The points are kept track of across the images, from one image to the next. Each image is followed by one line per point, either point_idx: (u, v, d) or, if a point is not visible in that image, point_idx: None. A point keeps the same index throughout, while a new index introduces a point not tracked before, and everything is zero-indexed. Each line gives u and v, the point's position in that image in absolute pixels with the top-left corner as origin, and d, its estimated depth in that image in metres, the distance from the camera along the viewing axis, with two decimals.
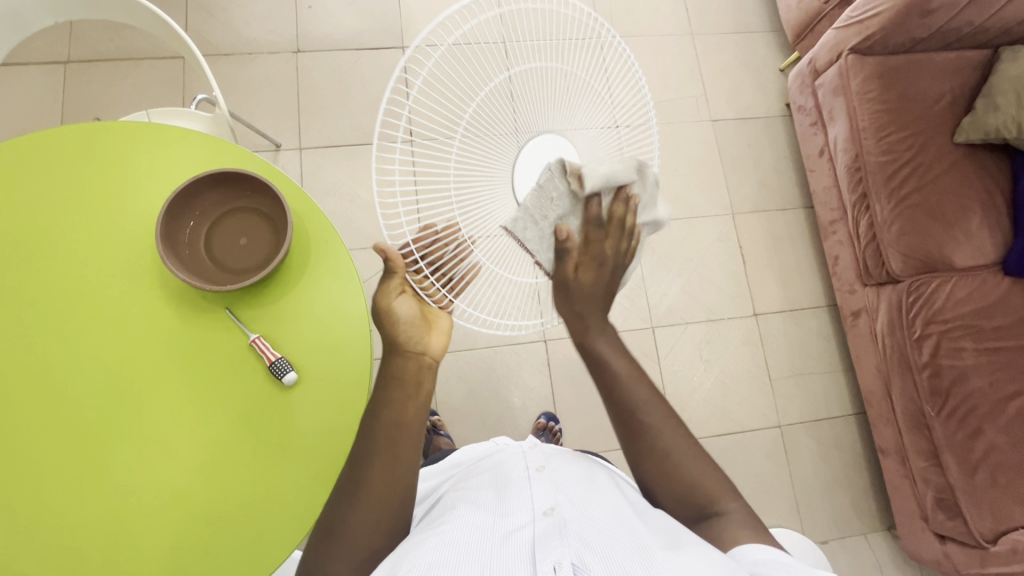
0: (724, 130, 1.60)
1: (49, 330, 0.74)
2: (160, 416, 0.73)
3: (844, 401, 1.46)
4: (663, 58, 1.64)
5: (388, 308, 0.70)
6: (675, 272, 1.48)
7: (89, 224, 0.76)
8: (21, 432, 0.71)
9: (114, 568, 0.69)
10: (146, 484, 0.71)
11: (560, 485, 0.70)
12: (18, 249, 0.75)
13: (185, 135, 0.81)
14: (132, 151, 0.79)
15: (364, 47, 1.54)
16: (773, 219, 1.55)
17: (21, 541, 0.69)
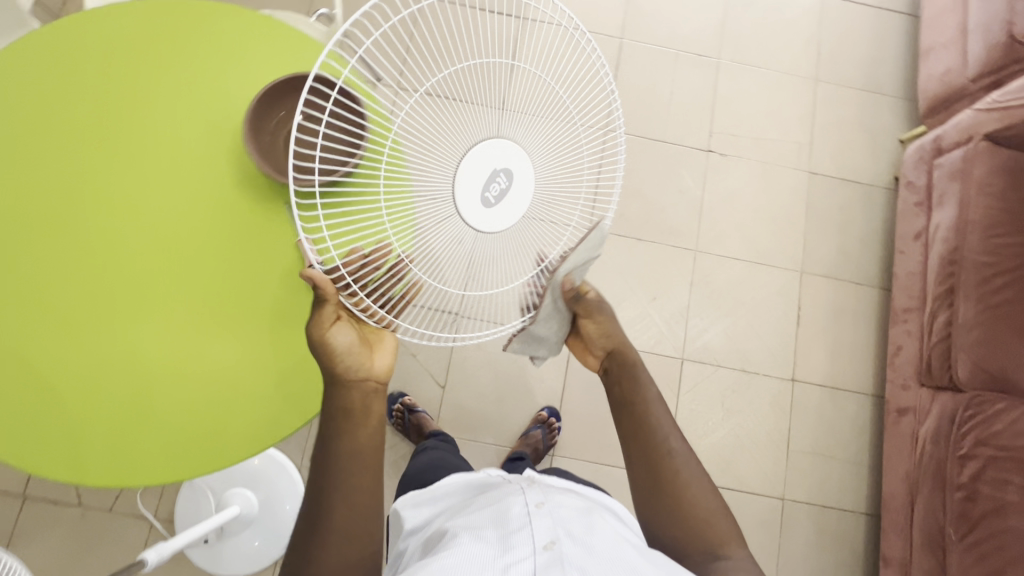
0: (819, 186, 1.52)
1: (127, 177, 0.80)
2: (190, 286, 0.77)
3: (859, 497, 1.36)
4: (778, 96, 1.57)
5: (330, 342, 0.65)
6: (723, 311, 1.43)
7: (193, 93, 0.82)
8: (77, 263, 0.78)
9: (105, 406, 0.74)
10: (167, 354, 0.76)
11: (558, 512, 0.67)
12: (128, 96, 0.82)
13: (299, 38, 0.85)
14: (252, 38, 0.84)
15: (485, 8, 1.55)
16: (843, 290, 1.46)
17: (51, 364, 0.75)
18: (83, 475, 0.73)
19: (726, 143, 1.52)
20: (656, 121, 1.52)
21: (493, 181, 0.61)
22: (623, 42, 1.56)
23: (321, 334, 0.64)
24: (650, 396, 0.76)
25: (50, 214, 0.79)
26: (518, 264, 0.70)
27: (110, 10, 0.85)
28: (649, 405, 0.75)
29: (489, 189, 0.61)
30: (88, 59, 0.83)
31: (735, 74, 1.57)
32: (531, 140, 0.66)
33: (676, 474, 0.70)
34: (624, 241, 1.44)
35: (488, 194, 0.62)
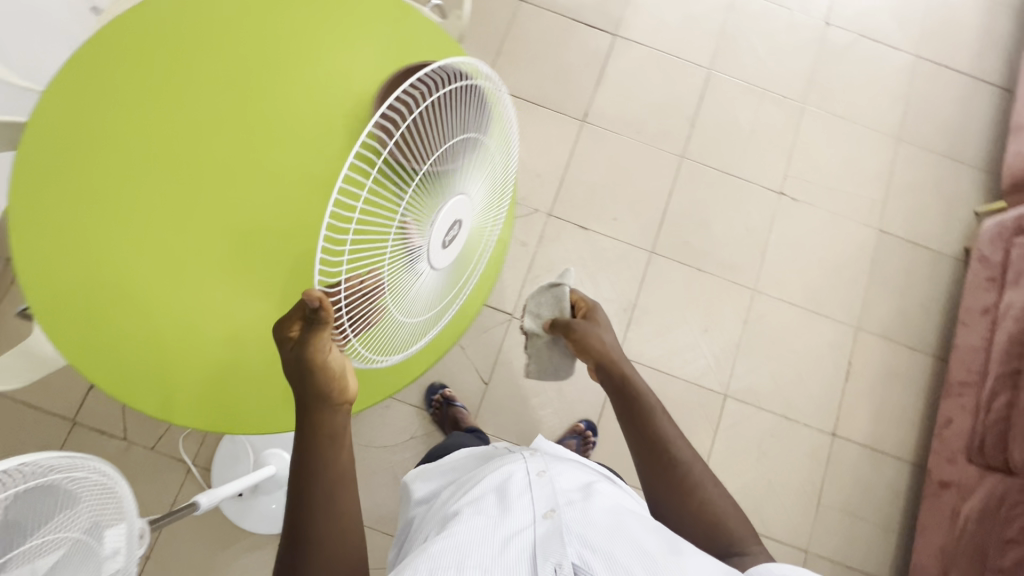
0: (887, 246, 1.50)
1: (241, 128, 0.82)
2: (279, 243, 0.80)
3: (884, 563, 1.34)
4: (857, 149, 1.56)
5: (319, 364, 0.60)
6: (772, 355, 1.42)
7: (322, 64, 0.85)
8: (176, 198, 0.80)
9: (177, 340, 0.76)
10: (263, 311, 0.78)
11: (558, 484, 0.70)
12: (260, 52, 0.84)
13: (435, 34, 0.88)
14: (391, 25, 0.87)
15: (580, 20, 1.57)
16: (897, 353, 1.45)
17: (151, 303, 0.77)
18: (170, 414, 0.75)
19: (799, 189, 1.52)
20: (732, 156, 1.52)
21: (451, 229, 0.65)
22: (710, 74, 1.57)
23: (312, 353, 0.59)
24: (653, 407, 0.84)
25: (167, 156, 0.81)
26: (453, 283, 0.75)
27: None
28: (654, 415, 0.82)
29: (447, 237, 0.64)
30: (230, 16, 0.86)
31: (818, 122, 1.57)
32: (475, 171, 0.67)
33: (689, 478, 0.75)
34: (684, 270, 1.45)
35: (447, 240, 0.65)
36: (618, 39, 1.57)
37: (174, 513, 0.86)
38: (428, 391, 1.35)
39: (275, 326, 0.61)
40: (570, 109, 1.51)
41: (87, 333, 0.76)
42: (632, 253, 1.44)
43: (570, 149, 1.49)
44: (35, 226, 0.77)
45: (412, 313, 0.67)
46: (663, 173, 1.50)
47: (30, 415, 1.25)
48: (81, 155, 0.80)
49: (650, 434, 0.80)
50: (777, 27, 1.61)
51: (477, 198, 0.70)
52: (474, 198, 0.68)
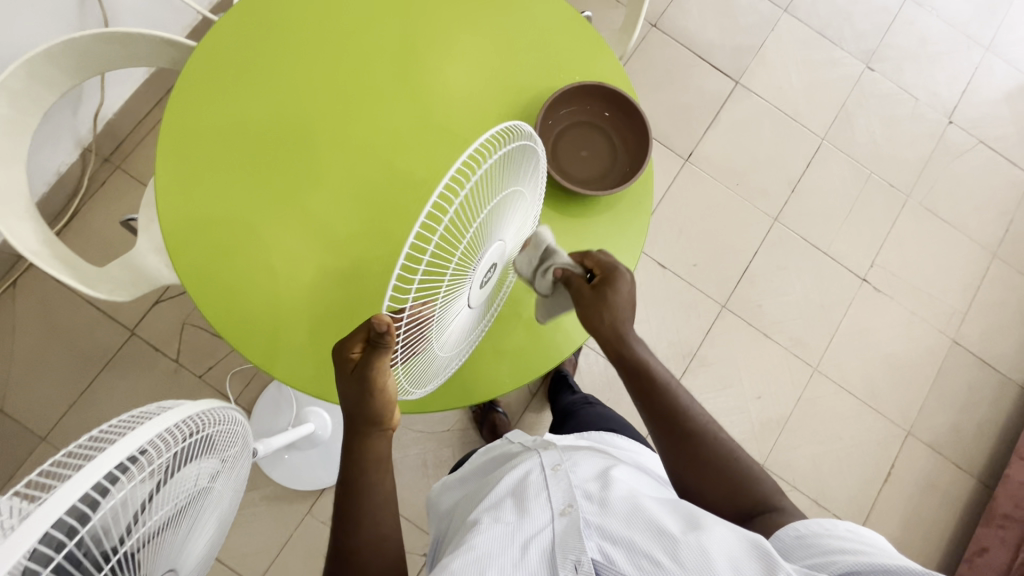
0: (956, 358, 1.48)
1: (376, 88, 0.82)
2: (380, 208, 0.80)
3: None
4: (950, 255, 1.53)
5: (377, 390, 0.60)
6: (818, 438, 1.40)
7: (493, 61, 0.85)
8: (296, 139, 0.80)
9: (255, 274, 0.76)
10: (381, 287, 0.78)
11: (577, 478, 0.67)
12: (422, 24, 0.85)
13: (608, 65, 0.88)
14: (566, 42, 0.87)
15: (707, 60, 1.55)
16: (942, 467, 1.42)
17: (276, 251, 0.77)
18: (268, 364, 0.75)
19: (883, 280, 1.49)
20: (824, 231, 1.50)
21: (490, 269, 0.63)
22: (823, 144, 1.54)
23: (374, 374, 0.59)
24: (663, 373, 0.72)
25: (323, 111, 0.81)
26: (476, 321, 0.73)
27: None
28: (669, 384, 0.72)
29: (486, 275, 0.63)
30: None
31: (918, 218, 1.54)
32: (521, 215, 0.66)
33: (713, 450, 0.68)
34: (750, 331, 1.43)
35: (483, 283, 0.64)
36: (739, 87, 1.55)
37: None
38: None
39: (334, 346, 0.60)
40: (676, 146, 1.50)
41: (207, 265, 0.75)
42: (704, 303, 1.43)
43: (667, 185, 1.47)
44: (182, 149, 0.77)
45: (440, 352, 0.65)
46: (754, 231, 1.48)
47: (92, 315, 1.26)
48: (241, 90, 0.80)
49: (666, 412, 0.70)
50: (900, 114, 1.58)
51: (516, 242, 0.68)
52: (515, 238, 0.67)
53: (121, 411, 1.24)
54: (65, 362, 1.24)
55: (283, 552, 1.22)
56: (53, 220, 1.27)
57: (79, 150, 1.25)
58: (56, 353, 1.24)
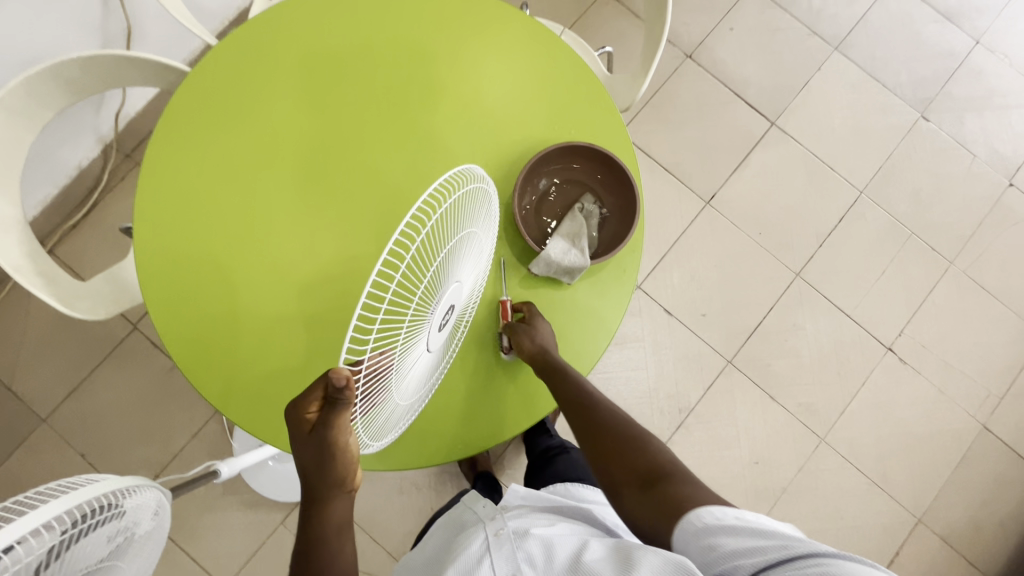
0: (984, 446, 1.35)
1: (355, 116, 0.80)
2: (338, 241, 0.78)
3: None
4: (992, 331, 1.39)
5: (342, 446, 0.57)
6: (816, 514, 1.31)
7: (485, 112, 0.81)
8: (269, 160, 0.79)
9: (208, 292, 0.76)
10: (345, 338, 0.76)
11: (520, 534, 0.66)
12: (414, 53, 0.82)
13: (611, 122, 0.83)
14: (566, 90, 0.83)
15: (742, 96, 1.46)
16: (953, 564, 1.30)
17: (233, 279, 0.76)
18: (222, 404, 0.74)
19: (911, 352, 1.38)
20: (850, 293, 1.39)
21: (449, 311, 0.58)
22: (860, 197, 1.43)
23: (333, 435, 0.55)
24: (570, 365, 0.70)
25: (307, 148, 0.79)
26: (440, 361, 0.68)
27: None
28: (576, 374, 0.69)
29: (445, 318, 0.58)
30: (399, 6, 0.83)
31: (960, 287, 1.41)
32: (479, 248, 0.61)
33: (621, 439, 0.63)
34: (755, 393, 1.35)
35: (443, 324, 0.58)
36: (774, 129, 1.45)
37: (188, 483, 0.90)
38: None
39: (293, 405, 0.56)
40: (699, 187, 1.42)
41: (175, 299, 0.75)
42: (708, 355, 1.36)
43: (683, 228, 1.40)
44: (156, 167, 0.78)
45: (401, 405, 0.58)
46: (773, 284, 1.39)
47: None
48: (228, 121, 0.79)
49: (574, 404, 0.68)
50: (953, 171, 1.45)
51: (473, 277, 0.63)
52: (472, 271, 0.62)
53: (117, 403, 1.29)
54: (69, 350, 1.29)
55: (252, 560, 1.24)
56: (72, 211, 1.31)
57: (101, 146, 1.29)
58: (62, 341, 1.29)
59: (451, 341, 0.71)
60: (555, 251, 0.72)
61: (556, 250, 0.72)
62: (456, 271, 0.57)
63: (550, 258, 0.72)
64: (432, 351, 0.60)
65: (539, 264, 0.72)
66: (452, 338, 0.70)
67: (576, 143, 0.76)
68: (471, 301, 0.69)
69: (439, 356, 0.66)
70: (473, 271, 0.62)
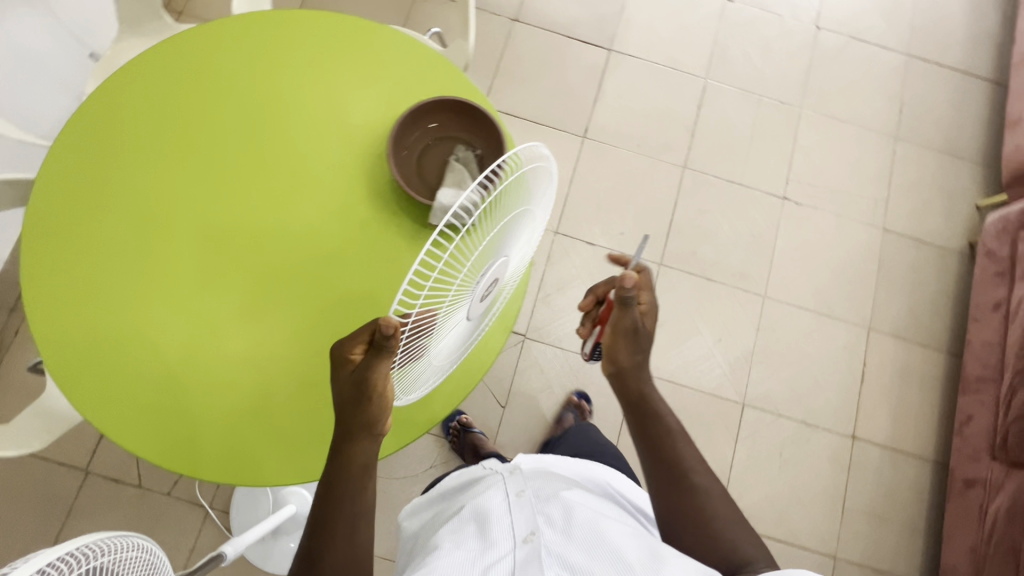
0: (892, 245, 1.51)
1: (215, 161, 0.81)
2: (242, 281, 0.78)
3: (913, 563, 1.32)
4: (857, 149, 1.57)
5: (381, 389, 0.59)
6: (786, 361, 1.42)
7: (349, 112, 0.84)
8: (144, 230, 0.79)
9: (130, 373, 0.75)
10: (294, 364, 0.76)
11: (541, 500, 0.67)
12: (251, 86, 0.84)
13: (454, 78, 0.87)
14: (405, 65, 0.86)
15: (575, 37, 1.58)
16: (910, 351, 1.45)
17: (151, 353, 0.75)
18: (193, 470, 0.73)
19: (802, 193, 1.53)
20: (733, 166, 1.53)
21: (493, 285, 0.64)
22: (707, 83, 1.58)
23: (373, 377, 0.58)
24: (670, 428, 0.76)
25: (179, 207, 0.80)
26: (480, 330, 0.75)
27: (281, 16, 0.88)
28: (673, 438, 0.74)
29: (489, 291, 0.64)
30: (223, 50, 0.86)
31: (816, 125, 1.58)
32: (524, 230, 0.67)
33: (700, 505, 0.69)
34: (694, 280, 1.45)
35: (482, 299, 0.64)
36: (613, 54, 1.58)
37: (201, 566, 0.86)
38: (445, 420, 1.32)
39: (337, 347, 0.61)
40: (571, 126, 1.52)
41: (107, 392, 0.74)
42: (641, 266, 1.44)
43: (573, 166, 1.49)
44: (36, 274, 0.77)
45: (433, 361, 0.65)
46: (667, 183, 1.50)
47: (42, 469, 1.23)
48: (101, 207, 0.79)
49: (665, 461, 0.73)
50: (770, 33, 1.63)
51: (518, 254, 0.69)
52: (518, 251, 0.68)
53: None
54: (27, 523, 1.20)
55: None
56: None
57: None
58: (17, 517, 1.20)
59: (492, 314, 0.77)
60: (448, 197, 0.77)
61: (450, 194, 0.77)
62: (504, 250, 0.62)
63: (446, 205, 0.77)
64: (473, 317, 0.65)
65: (436, 214, 0.77)
66: (492, 311, 0.76)
67: (427, 102, 0.80)
68: (513, 277, 0.75)
69: (477, 326, 0.72)
70: (518, 248, 0.68)
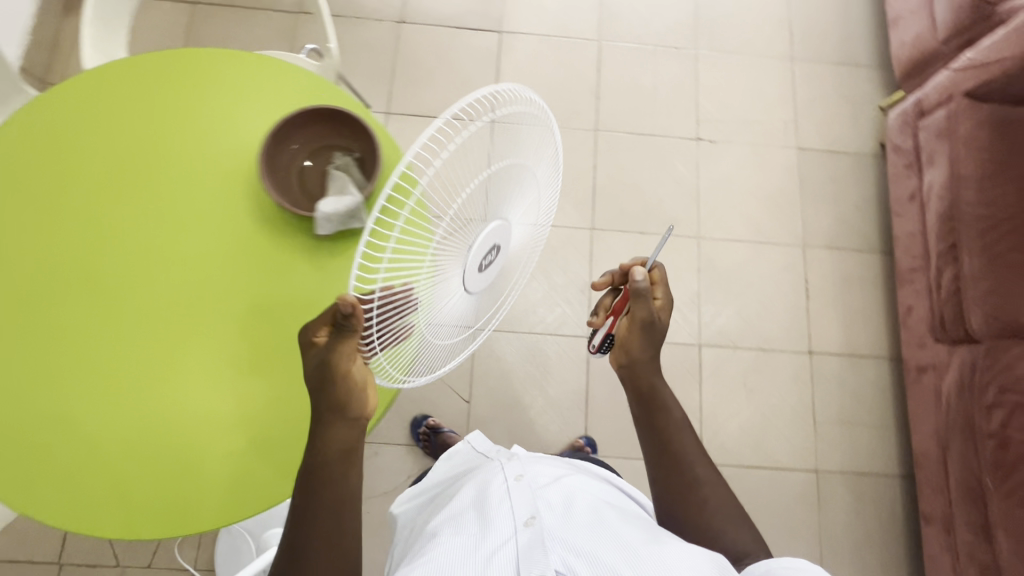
0: (809, 161, 1.55)
1: (91, 218, 0.80)
2: (140, 333, 0.77)
3: (890, 458, 1.36)
4: (757, 78, 1.61)
5: (343, 372, 0.61)
6: (732, 294, 1.44)
7: (219, 143, 0.82)
8: (31, 303, 0.77)
9: (43, 448, 0.73)
10: (213, 402, 0.75)
11: (537, 487, 0.68)
12: (113, 137, 0.82)
13: (322, 88, 0.86)
14: (267, 86, 0.85)
15: (464, 27, 1.59)
16: (847, 259, 1.48)
17: (61, 423, 0.74)
18: (133, 529, 0.72)
19: (714, 130, 1.56)
20: (643, 118, 1.55)
21: (488, 252, 0.64)
22: (601, 44, 1.60)
23: (336, 359, 0.60)
24: (675, 420, 0.76)
25: (64, 272, 0.78)
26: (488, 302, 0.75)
27: (153, 59, 0.86)
28: (679, 431, 0.75)
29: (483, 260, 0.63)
30: (78, 107, 0.83)
31: (713, 63, 1.61)
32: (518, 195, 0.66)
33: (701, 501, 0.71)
34: (628, 237, 1.46)
35: (482, 263, 0.64)
36: (504, 35, 1.59)
37: None
38: (416, 421, 1.32)
39: (303, 331, 0.62)
40: None
41: (33, 468, 0.72)
42: (574, 235, 1.46)
43: None
44: None
45: (438, 337, 0.65)
46: (583, 149, 1.52)
47: (11, 567, 1.19)
48: None
49: (673, 457, 0.73)
50: None
51: (520, 216, 0.68)
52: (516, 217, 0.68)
53: None
54: None
55: None
56: None
57: None
58: None
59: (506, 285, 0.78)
60: (328, 205, 0.75)
61: (329, 203, 0.75)
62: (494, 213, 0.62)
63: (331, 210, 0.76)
64: (474, 287, 0.65)
65: (322, 224, 0.77)
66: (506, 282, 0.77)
67: (291, 117, 0.78)
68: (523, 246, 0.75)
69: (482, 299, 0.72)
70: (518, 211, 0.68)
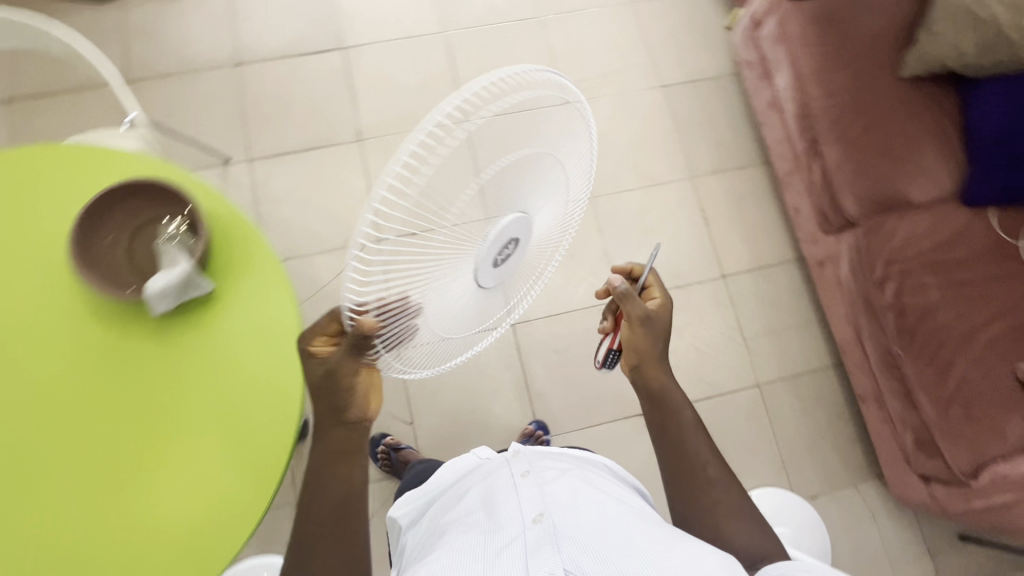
0: (675, 96, 1.58)
1: None
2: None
3: (820, 352, 1.42)
4: (606, 28, 1.62)
5: (346, 379, 0.64)
6: (637, 242, 1.47)
7: (37, 242, 0.76)
8: None
9: None
10: (94, 514, 0.69)
11: (541, 483, 0.66)
12: None
13: (137, 162, 0.81)
14: (77, 175, 0.80)
15: (305, 53, 1.55)
16: (733, 178, 1.53)
17: None
18: None
19: (578, 90, 1.57)
20: None
21: (504, 248, 0.63)
22: (446, 36, 1.59)
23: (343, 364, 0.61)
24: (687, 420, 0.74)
25: None
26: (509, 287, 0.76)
27: None
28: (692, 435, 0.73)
29: (499, 255, 0.63)
30: None
31: (560, 24, 1.62)
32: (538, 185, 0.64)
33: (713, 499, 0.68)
34: None
35: (496, 259, 0.63)
36: (348, 52, 1.56)
37: None
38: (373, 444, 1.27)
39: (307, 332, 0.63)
40: (345, 137, 1.50)
41: None
42: None
43: (364, 173, 1.48)
44: None
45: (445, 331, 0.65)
46: None
47: None
48: None
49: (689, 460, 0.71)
50: None
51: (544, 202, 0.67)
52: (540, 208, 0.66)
53: None
54: None
55: None
56: None
57: None
58: None
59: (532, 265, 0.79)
60: (155, 282, 0.71)
61: (156, 279, 0.71)
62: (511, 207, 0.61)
63: (160, 286, 0.71)
64: (486, 281, 0.65)
65: (156, 302, 0.72)
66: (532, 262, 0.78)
67: (99, 203, 0.73)
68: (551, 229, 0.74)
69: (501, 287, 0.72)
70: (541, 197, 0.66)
